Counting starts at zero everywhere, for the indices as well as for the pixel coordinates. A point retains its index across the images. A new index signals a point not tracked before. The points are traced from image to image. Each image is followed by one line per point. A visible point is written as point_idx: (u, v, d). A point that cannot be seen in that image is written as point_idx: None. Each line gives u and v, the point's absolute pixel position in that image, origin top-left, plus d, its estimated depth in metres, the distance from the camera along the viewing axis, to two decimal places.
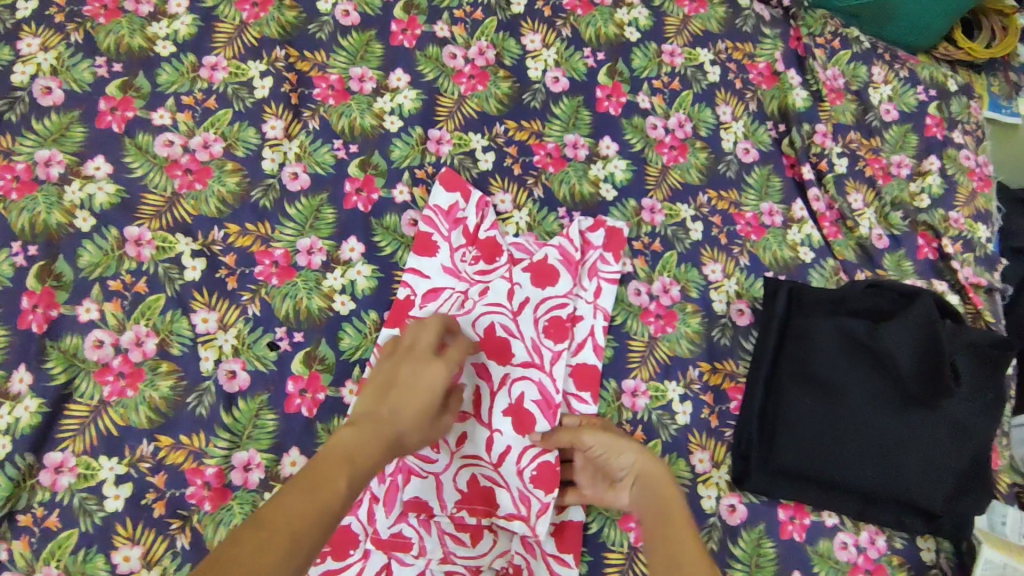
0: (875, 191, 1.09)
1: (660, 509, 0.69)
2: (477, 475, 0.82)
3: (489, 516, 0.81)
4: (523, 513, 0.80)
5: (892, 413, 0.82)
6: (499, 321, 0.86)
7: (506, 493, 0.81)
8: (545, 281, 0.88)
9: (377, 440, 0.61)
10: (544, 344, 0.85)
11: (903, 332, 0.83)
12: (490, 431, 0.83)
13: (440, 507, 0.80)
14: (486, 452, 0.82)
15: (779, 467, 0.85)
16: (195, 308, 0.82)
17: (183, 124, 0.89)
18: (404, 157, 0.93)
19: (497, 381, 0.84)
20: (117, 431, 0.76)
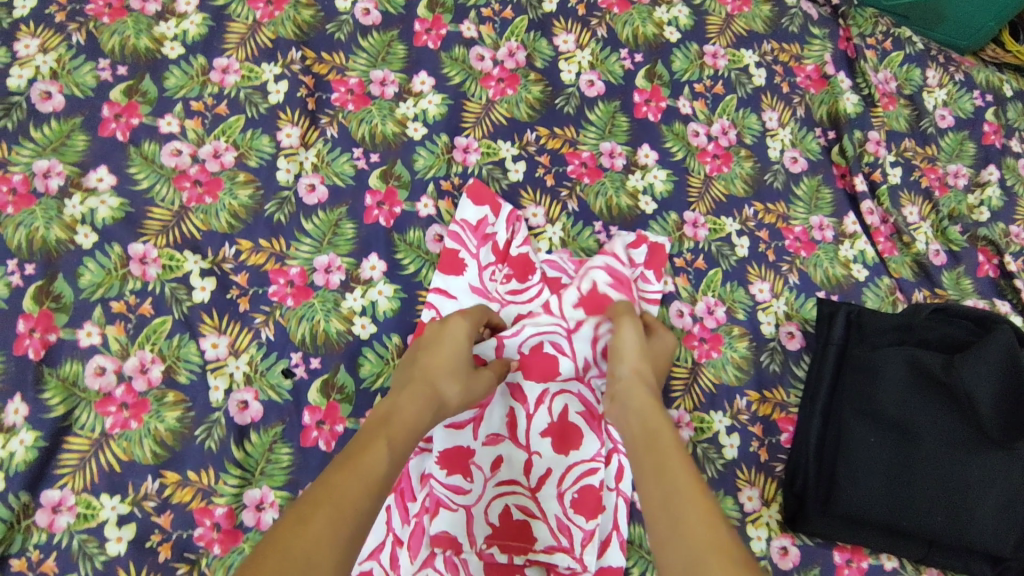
0: (931, 204, 1.01)
1: (651, 431, 0.64)
2: (511, 506, 0.75)
3: (524, 552, 0.73)
4: (564, 545, 0.73)
5: (963, 453, 0.76)
6: (549, 339, 0.79)
7: (542, 525, 0.74)
8: (598, 311, 0.80)
9: (415, 407, 0.63)
10: (596, 365, 0.79)
11: (983, 367, 0.76)
12: (528, 454, 0.77)
13: (469, 544, 0.73)
14: (524, 477, 0.76)
15: (840, 510, 0.77)
16: (203, 332, 0.75)
17: (192, 132, 0.83)
18: (428, 167, 0.86)
19: (534, 402, 0.78)
20: (120, 467, 0.70)
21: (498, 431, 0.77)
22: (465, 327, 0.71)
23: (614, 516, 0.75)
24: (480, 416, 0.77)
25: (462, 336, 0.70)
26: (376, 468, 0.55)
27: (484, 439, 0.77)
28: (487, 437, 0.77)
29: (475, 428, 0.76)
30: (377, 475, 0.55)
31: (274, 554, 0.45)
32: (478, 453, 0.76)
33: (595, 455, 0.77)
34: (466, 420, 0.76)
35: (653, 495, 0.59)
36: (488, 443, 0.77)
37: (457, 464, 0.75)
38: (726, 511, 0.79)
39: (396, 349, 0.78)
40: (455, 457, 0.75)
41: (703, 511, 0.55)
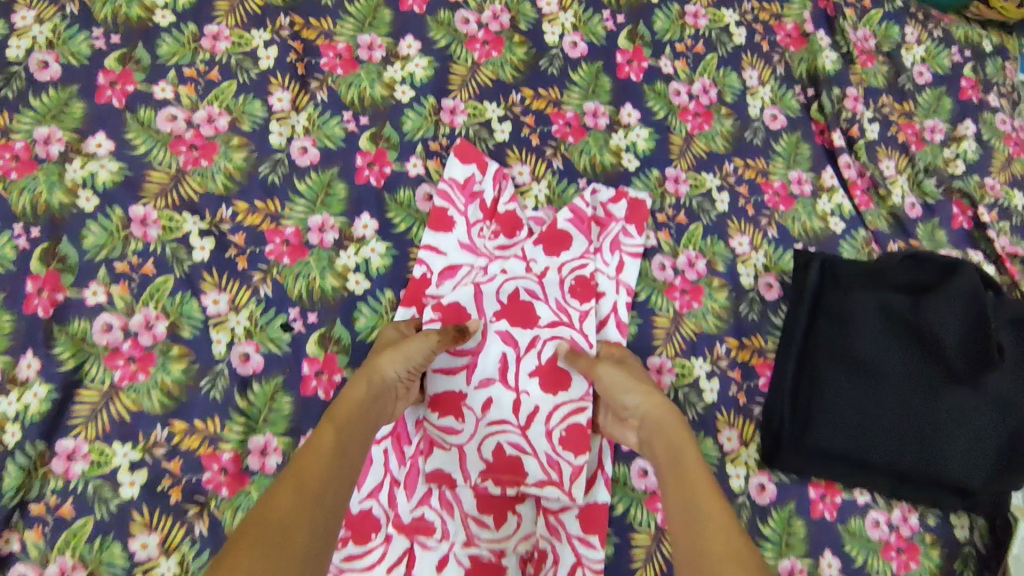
0: (908, 158, 1.04)
1: (670, 443, 0.66)
2: (503, 443, 0.79)
3: (515, 486, 0.77)
4: (553, 479, 0.78)
5: (932, 388, 0.80)
6: (523, 285, 0.84)
7: (533, 460, 0.79)
8: (560, 248, 0.86)
9: (348, 391, 0.66)
10: (570, 304, 0.84)
11: (948, 307, 0.82)
12: (517, 394, 0.81)
13: (463, 479, 0.77)
14: (514, 416, 0.80)
15: (812, 447, 0.82)
16: (205, 289, 0.79)
17: (185, 97, 0.86)
18: (417, 128, 0.89)
19: (524, 345, 0.82)
20: (130, 417, 0.74)
21: (490, 375, 0.81)
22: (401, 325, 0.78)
23: (599, 456, 0.80)
24: (472, 362, 0.81)
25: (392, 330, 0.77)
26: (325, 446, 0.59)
27: (476, 383, 0.80)
28: (479, 381, 0.80)
29: (468, 373, 0.81)
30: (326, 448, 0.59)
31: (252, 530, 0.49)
32: (470, 395, 0.80)
33: (583, 396, 0.81)
34: (457, 366, 0.81)
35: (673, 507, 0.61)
36: (480, 386, 0.80)
37: (450, 407, 0.79)
38: (707, 450, 0.84)
39: (389, 303, 0.82)
40: (448, 400, 0.79)
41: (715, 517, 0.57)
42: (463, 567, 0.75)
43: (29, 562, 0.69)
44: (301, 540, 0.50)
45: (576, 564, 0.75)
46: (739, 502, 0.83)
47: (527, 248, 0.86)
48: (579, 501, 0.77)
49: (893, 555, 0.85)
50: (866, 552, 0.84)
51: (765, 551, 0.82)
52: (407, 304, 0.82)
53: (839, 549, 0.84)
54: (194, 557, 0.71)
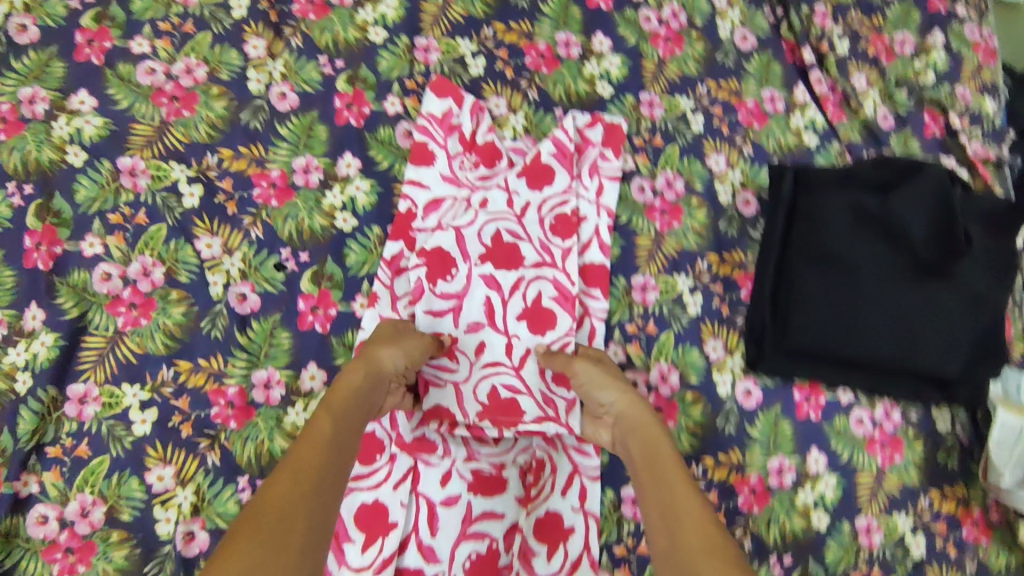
0: (879, 71, 1.05)
1: (647, 445, 0.68)
2: (498, 385, 0.81)
3: (513, 425, 0.79)
4: (551, 415, 0.80)
5: (907, 281, 0.84)
6: (505, 227, 0.86)
7: (529, 399, 0.81)
8: (543, 182, 0.88)
9: (343, 379, 0.67)
10: (553, 243, 0.87)
11: (915, 201, 0.85)
12: (507, 337, 0.83)
13: (462, 416, 0.79)
14: (507, 357, 0.82)
15: (794, 346, 0.85)
16: (197, 234, 0.81)
17: (163, 51, 0.87)
18: (392, 68, 0.91)
19: (509, 288, 0.85)
20: (136, 359, 0.77)
21: (478, 319, 0.83)
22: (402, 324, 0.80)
23: None
24: (459, 305, 0.83)
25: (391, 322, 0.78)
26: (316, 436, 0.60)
27: (465, 327, 0.83)
28: (467, 326, 0.83)
29: (456, 316, 0.83)
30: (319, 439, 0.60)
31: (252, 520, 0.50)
32: (461, 339, 0.82)
33: (569, 332, 0.83)
34: (445, 309, 0.83)
35: (651, 505, 0.63)
36: (469, 331, 0.83)
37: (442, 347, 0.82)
38: (693, 361, 0.87)
39: (377, 238, 0.85)
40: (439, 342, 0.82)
41: (694, 514, 0.59)
42: (465, 480, 0.78)
43: (49, 502, 0.72)
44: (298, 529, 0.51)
45: (574, 472, 0.80)
46: (726, 408, 0.86)
47: (509, 181, 0.88)
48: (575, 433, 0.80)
49: (877, 449, 0.89)
50: (851, 448, 0.88)
51: (754, 453, 0.85)
52: (395, 239, 0.84)
53: (825, 447, 0.87)
54: (208, 486, 0.75)
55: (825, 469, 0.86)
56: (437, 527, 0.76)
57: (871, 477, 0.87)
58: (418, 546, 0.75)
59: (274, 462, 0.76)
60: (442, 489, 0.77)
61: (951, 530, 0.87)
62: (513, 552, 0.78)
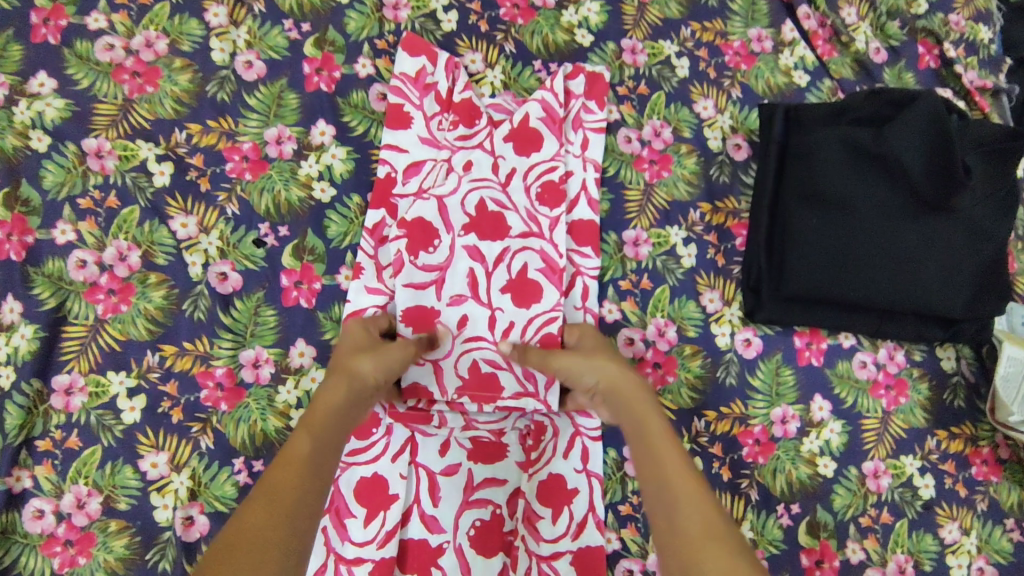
0: (869, 3, 1.01)
1: (637, 416, 0.66)
2: (478, 360, 0.80)
3: (492, 401, 0.79)
4: (530, 390, 0.79)
5: (905, 219, 0.81)
6: (488, 195, 0.83)
7: (509, 374, 0.79)
8: (530, 147, 0.85)
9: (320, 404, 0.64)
10: (540, 213, 0.83)
11: (911, 132, 0.80)
12: (491, 310, 0.80)
13: (440, 394, 0.78)
14: (489, 331, 0.80)
15: (789, 293, 0.83)
16: (171, 214, 0.78)
17: (120, 25, 0.83)
18: (361, 29, 0.87)
19: (493, 260, 0.82)
20: (120, 346, 0.76)
21: (461, 292, 0.80)
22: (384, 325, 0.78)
23: None
24: (441, 278, 0.80)
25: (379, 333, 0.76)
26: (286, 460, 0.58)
27: (448, 300, 0.80)
28: (450, 298, 0.80)
29: (438, 289, 0.80)
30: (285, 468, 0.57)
31: (230, 546, 0.47)
32: (443, 312, 0.80)
33: (555, 305, 0.81)
34: (427, 282, 0.80)
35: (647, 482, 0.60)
36: (451, 304, 0.80)
37: (423, 323, 0.79)
38: (690, 314, 0.85)
39: (357, 208, 0.82)
40: (421, 317, 0.79)
41: (691, 493, 0.56)
42: (465, 449, 0.77)
43: (43, 496, 0.71)
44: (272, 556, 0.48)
45: (575, 434, 0.79)
46: (726, 359, 0.85)
47: (494, 143, 0.85)
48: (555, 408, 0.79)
49: (882, 393, 0.88)
50: (855, 392, 0.87)
51: (757, 403, 0.84)
52: (375, 207, 0.82)
53: (829, 392, 0.86)
54: (203, 470, 0.74)
55: (830, 415, 0.86)
56: (439, 497, 0.75)
57: (877, 421, 0.86)
58: (421, 517, 0.74)
59: (268, 442, 0.75)
60: (441, 458, 0.76)
61: (960, 470, 0.86)
62: (518, 517, 0.76)
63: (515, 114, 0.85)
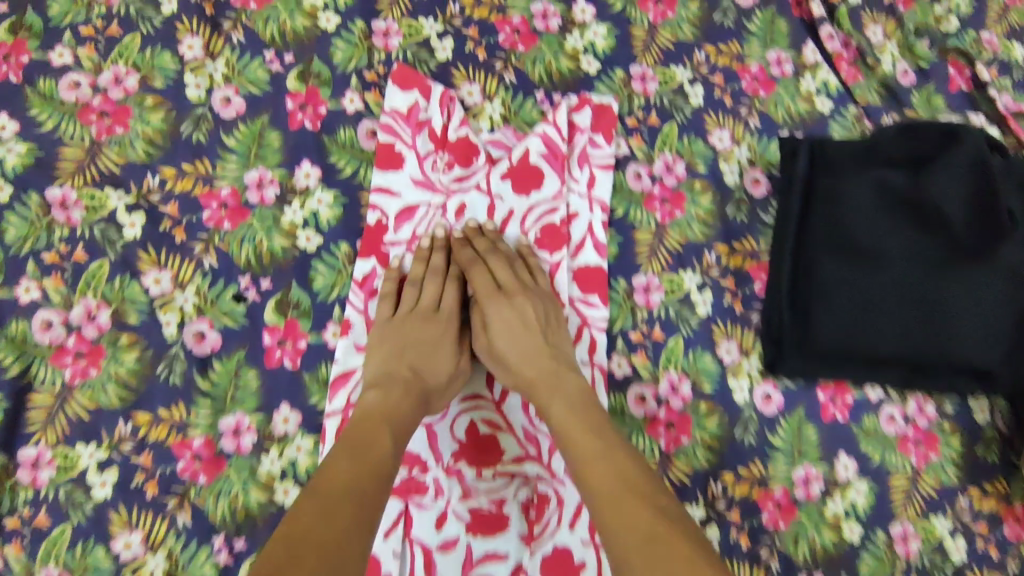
0: (895, 21, 0.94)
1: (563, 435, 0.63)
2: (477, 421, 0.76)
3: (492, 465, 0.74)
4: (531, 454, 0.75)
5: (939, 267, 0.75)
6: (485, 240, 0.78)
7: (509, 437, 0.75)
8: (529, 185, 0.78)
9: (394, 394, 0.65)
10: (540, 257, 0.78)
11: (951, 178, 0.75)
12: (488, 366, 0.78)
13: (435, 460, 0.73)
14: (487, 390, 0.78)
15: (815, 347, 0.78)
16: (143, 269, 0.72)
17: (86, 60, 0.76)
18: (348, 59, 0.80)
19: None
20: (89, 416, 0.70)
21: None
22: (454, 283, 0.75)
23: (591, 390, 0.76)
24: None
25: (450, 317, 0.74)
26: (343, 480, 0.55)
27: None
28: None
29: None
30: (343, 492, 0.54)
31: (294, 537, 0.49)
32: None
33: None
34: None
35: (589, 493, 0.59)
36: None
37: None
38: (706, 367, 0.79)
39: (346, 257, 0.76)
40: None
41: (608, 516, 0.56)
42: (463, 521, 0.72)
43: None
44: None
45: (582, 502, 0.73)
46: (745, 416, 0.79)
47: (492, 183, 0.78)
48: (559, 473, 0.74)
49: (910, 448, 0.82)
50: (881, 449, 0.81)
51: (778, 463, 0.79)
52: (365, 255, 0.75)
53: (855, 450, 0.81)
54: (182, 549, 0.68)
55: (855, 475, 0.80)
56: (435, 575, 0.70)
57: (906, 479, 0.81)
58: None
59: (250, 518, 0.69)
60: (438, 532, 0.71)
61: (993, 531, 0.80)
62: None
63: (514, 151, 0.79)
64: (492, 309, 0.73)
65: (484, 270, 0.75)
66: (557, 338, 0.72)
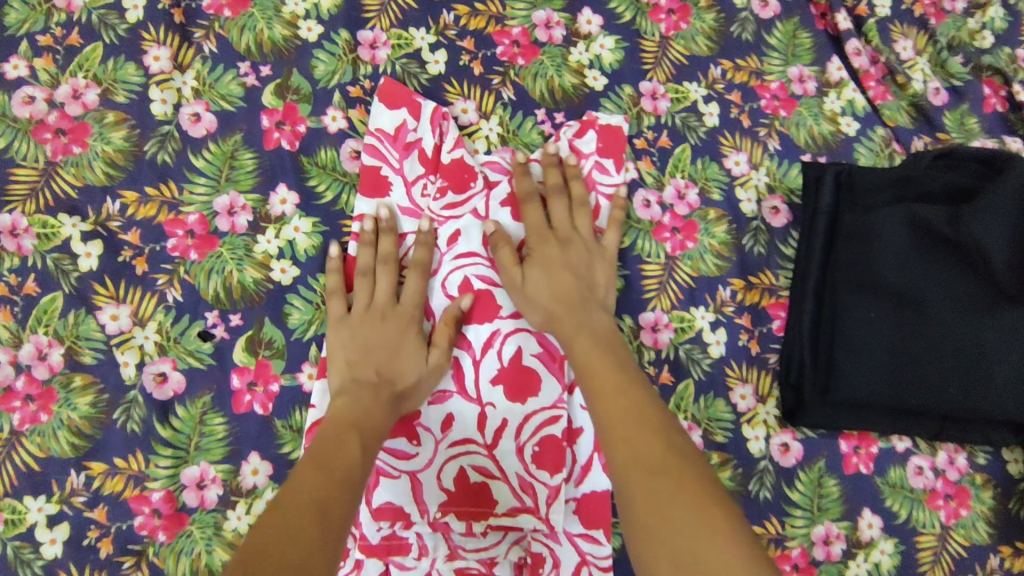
0: (927, 34, 0.86)
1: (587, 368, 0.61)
2: (467, 468, 0.66)
3: (483, 518, 0.65)
4: (528, 505, 0.65)
5: (979, 314, 0.66)
6: (475, 271, 0.69)
7: (503, 486, 0.66)
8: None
9: (363, 402, 0.60)
10: None
11: (995, 214, 0.65)
12: (481, 407, 0.66)
13: (419, 514, 0.64)
14: (479, 433, 0.66)
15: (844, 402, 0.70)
16: (99, 304, 0.66)
17: (43, 72, 0.70)
18: (331, 73, 0.73)
19: (481, 347, 0.68)
20: (39, 466, 0.63)
21: (445, 386, 0.67)
22: (416, 272, 0.68)
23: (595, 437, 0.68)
24: None
25: (412, 310, 0.67)
26: (312, 492, 0.49)
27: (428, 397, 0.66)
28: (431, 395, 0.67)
29: None
30: (310, 511, 0.47)
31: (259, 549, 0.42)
32: (423, 413, 0.66)
33: (556, 402, 0.67)
34: None
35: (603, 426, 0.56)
36: (433, 401, 0.67)
37: (398, 426, 0.66)
38: (718, 415, 0.72)
39: None
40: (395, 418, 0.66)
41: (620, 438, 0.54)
42: None
43: None
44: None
45: (581, 563, 0.66)
46: (760, 468, 0.72)
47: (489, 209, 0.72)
48: (559, 526, 0.66)
49: (941, 504, 0.74)
50: (909, 505, 0.74)
51: (796, 520, 0.72)
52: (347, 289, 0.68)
53: (880, 506, 0.73)
54: None
55: (880, 534, 0.73)
56: None
57: (934, 538, 0.73)
58: None
59: None
60: None
61: None
62: None
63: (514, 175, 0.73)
64: (535, 245, 0.69)
65: (537, 209, 0.70)
66: (593, 284, 0.68)
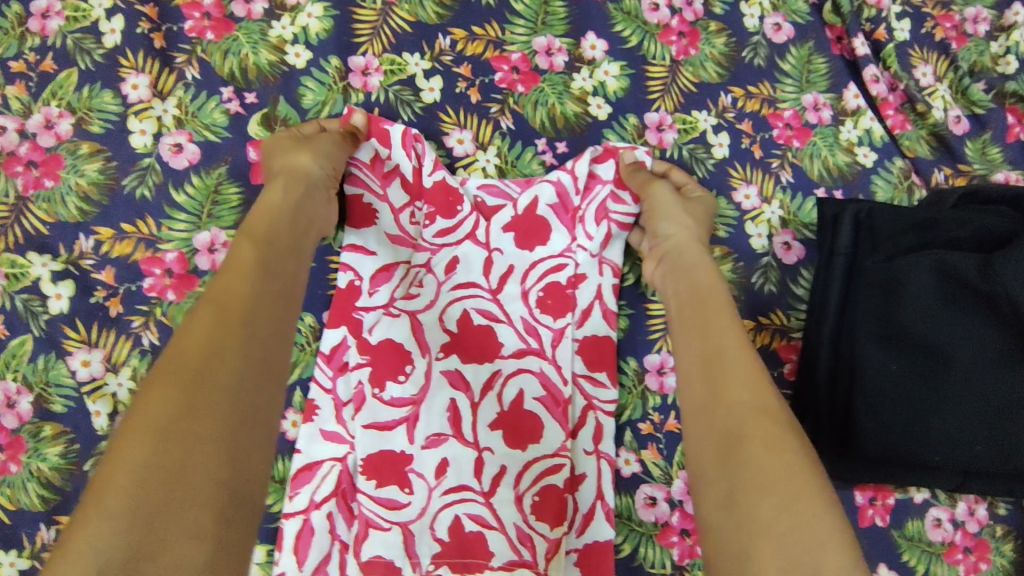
0: (949, 59, 0.81)
1: (699, 298, 0.56)
2: (462, 516, 0.61)
3: (479, 572, 0.61)
4: (526, 559, 0.61)
5: (1007, 369, 0.60)
6: (474, 305, 0.67)
7: (500, 537, 0.61)
8: (533, 240, 0.69)
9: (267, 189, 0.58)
10: (540, 322, 0.67)
11: None
12: (478, 452, 0.63)
13: (412, 567, 0.60)
14: (476, 480, 0.62)
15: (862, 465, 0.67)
16: (70, 349, 0.62)
17: (15, 100, 0.66)
18: (320, 103, 0.70)
19: (480, 389, 0.64)
20: (8, 519, 0.59)
21: (441, 430, 0.63)
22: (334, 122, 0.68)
23: (598, 483, 0.64)
24: (414, 414, 0.63)
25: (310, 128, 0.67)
26: (240, 297, 0.46)
27: (423, 442, 0.62)
28: (427, 440, 0.63)
29: (410, 429, 0.63)
30: (234, 318, 0.45)
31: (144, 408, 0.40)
32: (416, 458, 0.62)
33: (559, 449, 0.64)
34: (395, 420, 0.63)
35: (693, 354, 0.53)
36: (428, 446, 0.62)
37: (389, 474, 0.61)
38: None
39: (311, 331, 0.66)
40: (386, 465, 0.62)
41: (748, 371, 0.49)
42: None
43: None
44: (207, 469, 0.39)
45: None
46: None
47: (490, 235, 0.69)
48: None
49: (960, 557, 0.70)
50: (927, 559, 0.70)
51: None
52: (334, 325, 0.65)
53: (896, 561, 0.69)
54: None
55: None
56: None
57: None
58: None
59: None
60: None
61: None
62: None
63: (520, 198, 0.69)
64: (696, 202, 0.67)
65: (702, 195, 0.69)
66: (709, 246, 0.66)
